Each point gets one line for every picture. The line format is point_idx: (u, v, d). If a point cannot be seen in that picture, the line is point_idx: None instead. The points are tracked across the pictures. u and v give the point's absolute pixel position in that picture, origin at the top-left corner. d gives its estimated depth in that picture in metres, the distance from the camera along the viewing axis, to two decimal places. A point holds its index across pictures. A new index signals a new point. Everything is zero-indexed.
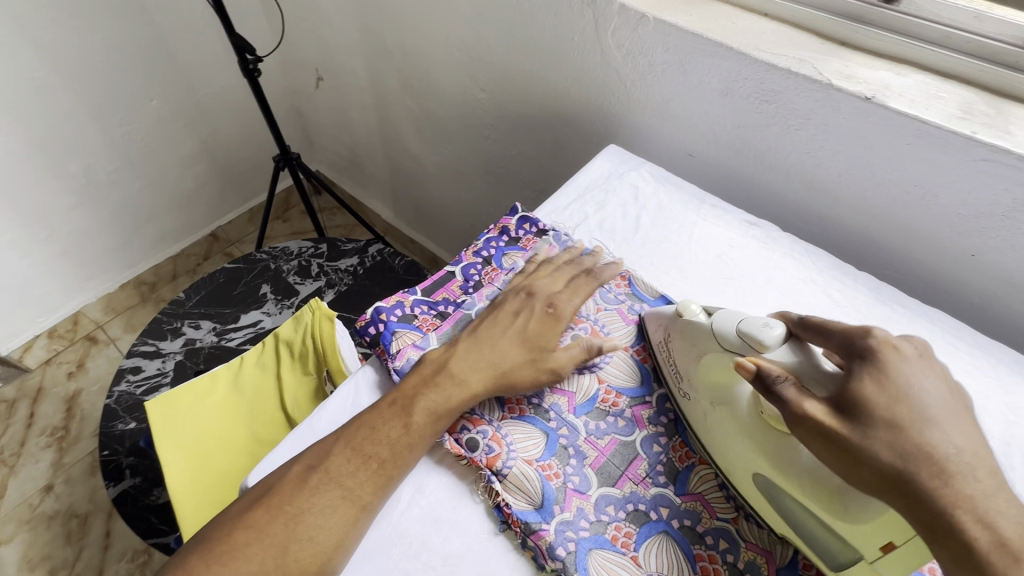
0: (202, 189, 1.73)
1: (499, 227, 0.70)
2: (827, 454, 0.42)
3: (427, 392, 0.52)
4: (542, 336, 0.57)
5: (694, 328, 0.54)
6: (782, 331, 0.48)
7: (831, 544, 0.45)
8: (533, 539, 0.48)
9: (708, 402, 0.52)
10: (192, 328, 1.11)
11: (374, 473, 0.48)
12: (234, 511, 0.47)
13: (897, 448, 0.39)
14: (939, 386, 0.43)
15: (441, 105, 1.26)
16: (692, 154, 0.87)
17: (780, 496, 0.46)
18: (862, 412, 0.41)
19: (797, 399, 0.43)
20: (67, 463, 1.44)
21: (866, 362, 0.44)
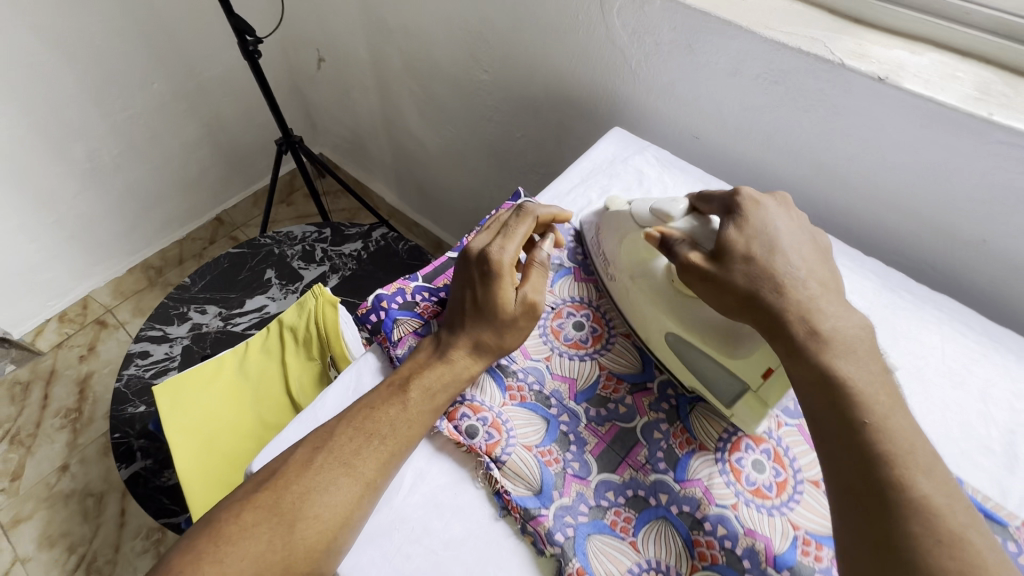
0: (206, 173, 1.73)
1: (500, 213, 0.69)
2: (706, 293, 0.51)
3: (422, 372, 0.53)
4: (491, 296, 0.54)
5: (619, 216, 0.62)
6: (685, 203, 0.57)
7: (719, 379, 0.53)
8: (531, 525, 0.48)
9: (628, 277, 0.60)
10: (198, 313, 1.12)
11: (378, 449, 0.49)
12: (240, 492, 0.47)
13: (752, 274, 0.49)
14: (791, 223, 0.53)
15: (444, 87, 1.24)
16: (698, 137, 0.85)
17: (682, 347, 0.55)
18: (729, 254, 0.50)
19: (684, 253, 0.53)
20: (81, 444, 1.47)
21: (737, 212, 0.53)
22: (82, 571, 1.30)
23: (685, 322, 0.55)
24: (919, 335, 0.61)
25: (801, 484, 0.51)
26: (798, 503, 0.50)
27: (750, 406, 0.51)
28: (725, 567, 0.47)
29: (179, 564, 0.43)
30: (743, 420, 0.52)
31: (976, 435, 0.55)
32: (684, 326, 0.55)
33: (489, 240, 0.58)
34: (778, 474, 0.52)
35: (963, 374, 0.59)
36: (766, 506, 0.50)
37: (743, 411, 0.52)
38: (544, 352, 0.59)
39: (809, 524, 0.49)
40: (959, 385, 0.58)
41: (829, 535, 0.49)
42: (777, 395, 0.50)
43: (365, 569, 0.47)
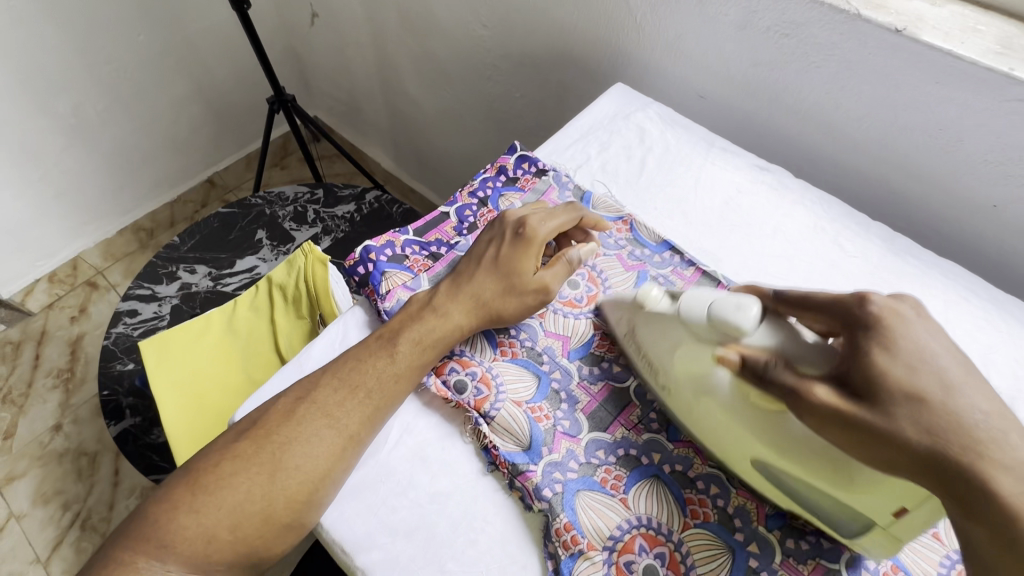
0: (196, 133, 1.68)
1: (495, 166, 0.67)
2: (844, 442, 0.39)
3: (411, 324, 0.51)
4: (515, 260, 0.54)
5: (662, 318, 0.49)
6: (758, 308, 0.44)
7: (842, 515, 0.43)
8: (520, 480, 0.47)
9: (690, 393, 0.47)
10: (187, 273, 1.10)
11: (361, 402, 0.48)
12: (221, 441, 0.47)
13: (922, 423, 0.38)
14: (946, 346, 0.41)
15: (441, 44, 1.19)
16: (704, 96, 0.82)
17: (785, 475, 0.44)
18: (869, 392, 0.39)
19: (795, 383, 0.41)
20: (74, 403, 1.46)
21: (867, 330, 0.42)
22: (77, 527, 1.31)
23: (793, 455, 0.42)
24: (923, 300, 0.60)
25: None
26: None
27: (881, 543, 0.43)
28: (715, 526, 0.47)
29: (163, 512, 0.44)
30: (868, 548, 0.44)
31: None
32: (784, 455, 0.43)
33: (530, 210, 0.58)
34: None
35: (966, 340, 0.57)
36: None
37: (869, 543, 0.44)
38: (537, 309, 0.57)
39: None
40: (961, 352, 0.57)
41: None
42: (912, 534, 0.41)
43: (349, 521, 0.46)
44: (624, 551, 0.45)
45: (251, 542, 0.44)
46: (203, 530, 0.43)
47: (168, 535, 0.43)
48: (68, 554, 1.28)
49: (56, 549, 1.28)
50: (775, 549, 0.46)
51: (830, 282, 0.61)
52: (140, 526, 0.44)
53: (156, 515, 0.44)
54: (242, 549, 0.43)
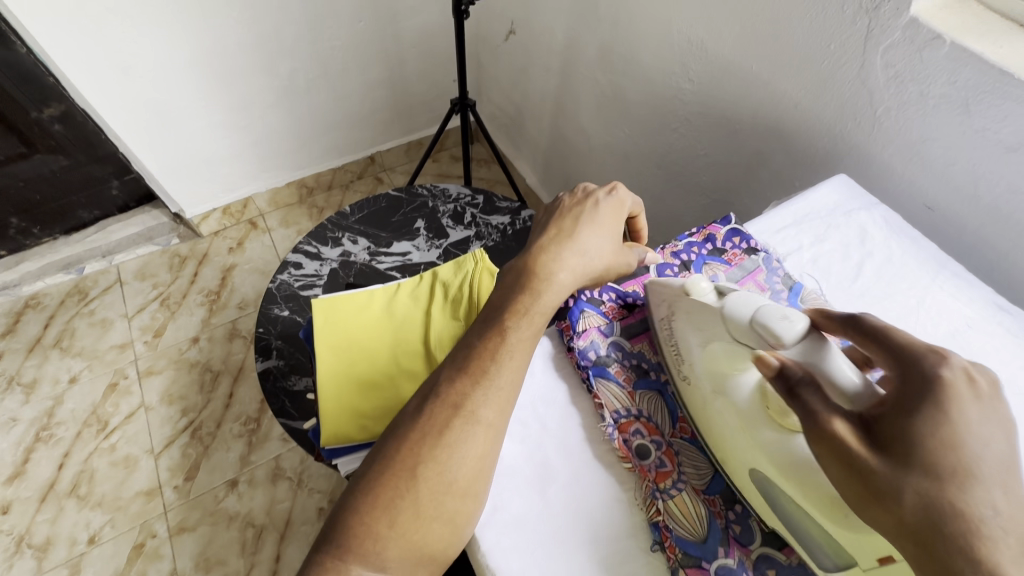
0: (375, 114, 1.83)
1: (704, 233, 0.66)
2: (846, 484, 0.38)
3: (523, 301, 0.52)
4: (614, 223, 0.58)
5: (703, 310, 0.50)
6: (805, 325, 0.44)
7: (825, 546, 0.42)
8: (687, 572, 0.45)
9: (710, 389, 0.49)
10: (350, 243, 1.19)
11: (484, 388, 0.48)
12: (373, 447, 0.48)
13: (929, 498, 0.34)
14: (1005, 432, 0.36)
15: (635, 86, 1.20)
16: (931, 207, 0.75)
17: (777, 492, 0.44)
18: (897, 450, 0.36)
19: (824, 411, 0.39)
20: (213, 323, 1.63)
21: (930, 389, 0.37)
22: (188, 434, 1.45)
23: (797, 476, 0.42)
24: None
25: None
26: None
27: None
28: None
29: (334, 516, 0.45)
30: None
31: None
32: (787, 478, 0.42)
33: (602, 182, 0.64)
34: None
35: None
36: None
37: None
38: None
39: None
40: None
41: None
42: None
43: (508, 555, 0.46)
44: None
45: (412, 538, 0.43)
46: (367, 529, 0.43)
47: (346, 541, 0.43)
48: (175, 455, 1.42)
49: (168, 447, 1.43)
50: None
51: None
52: (318, 534, 0.45)
53: (330, 522, 0.45)
54: (406, 545, 0.43)
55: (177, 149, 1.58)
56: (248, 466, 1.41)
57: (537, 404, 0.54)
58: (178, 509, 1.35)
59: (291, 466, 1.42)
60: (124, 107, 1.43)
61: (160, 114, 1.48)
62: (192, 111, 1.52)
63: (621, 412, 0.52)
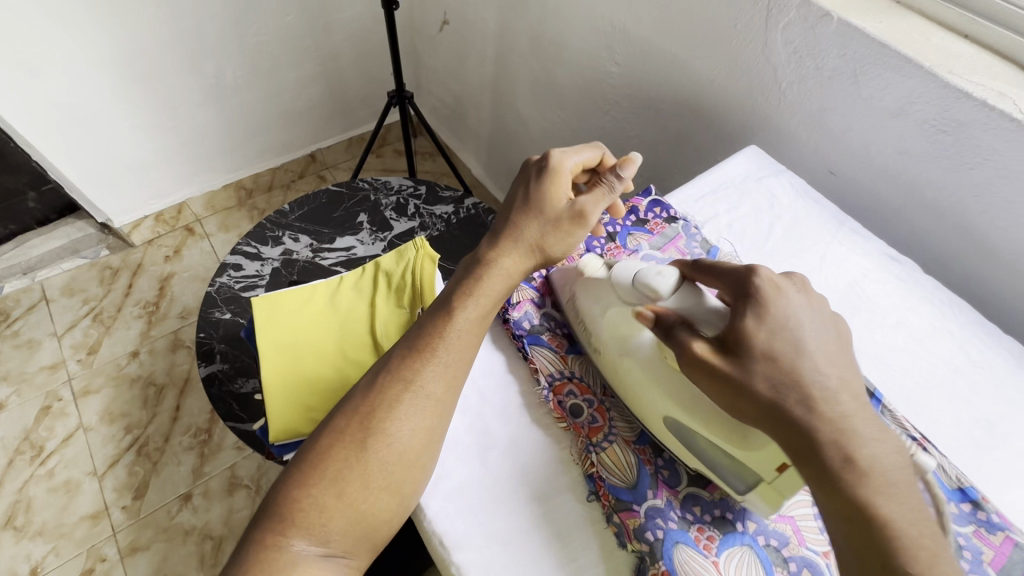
0: (311, 110, 1.78)
1: (628, 205, 0.69)
2: (718, 392, 0.44)
3: (467, 286, 0.54)
4: (547, 197, 0.57)
5: (599, 284, 0.55)
6: (675, 277, 0.49)
7: (732, 468, 0.47)
8: (619, 517, 0.48)
9: (615, 353, 0.52)
10: (291, 240, 1.17)
11: (433, 365, 0.50)
12: (321, 426, 0.49)
13: (773, 379, 0.42)
14: (818, 316, 0.45)
15: (566, 71, 1.24)
16: (834, 172, 0.81)
17: (687, 430, 0.48)
18: (745, 349, 0.43)
19: (689, 340, 0.45)
20: (153, 335, 1.56)
21: (750, 299, 0.45)
22: (134, 452, 1.39)
23: (693, 407, 0.47)
24: None
25: None
26: None
27: (765, 495, 0.45)
28: None
29: (278, 492, 0.46)
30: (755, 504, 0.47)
31: None
32: (691, 415, 0.47)
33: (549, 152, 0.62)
34: None
35: None
36: None
37: (756, 496, 0.46)
38: None
39: None
40: None
41: None
42: (794, 488, 0.44)
43: (453, 518, 0.48)
44: None
45: (361, 508, 0.45)
46: (315, 502, 0.44)
47: (291, 512, 0.44)
48: (121, 475, 1.36)
49: (112, 467, 1.37)
50: None
51: (951, 387, 0.59)
52: (261, 508, 0.46)
53: (274, 497, 0.45)
54: (354, 514, 0.44)
55: (97, 153, 1.50)
56: (202, 478, 1.36)
57: (476, 376, 0.56)
58: (129, 529, 1.29)
59: (247, 474, 1.38)
60: (33, 113, 1.34)
61: (76, 118, 1.40)
62: (111, 114, 1.44)
63: (554, 375, 0.55)
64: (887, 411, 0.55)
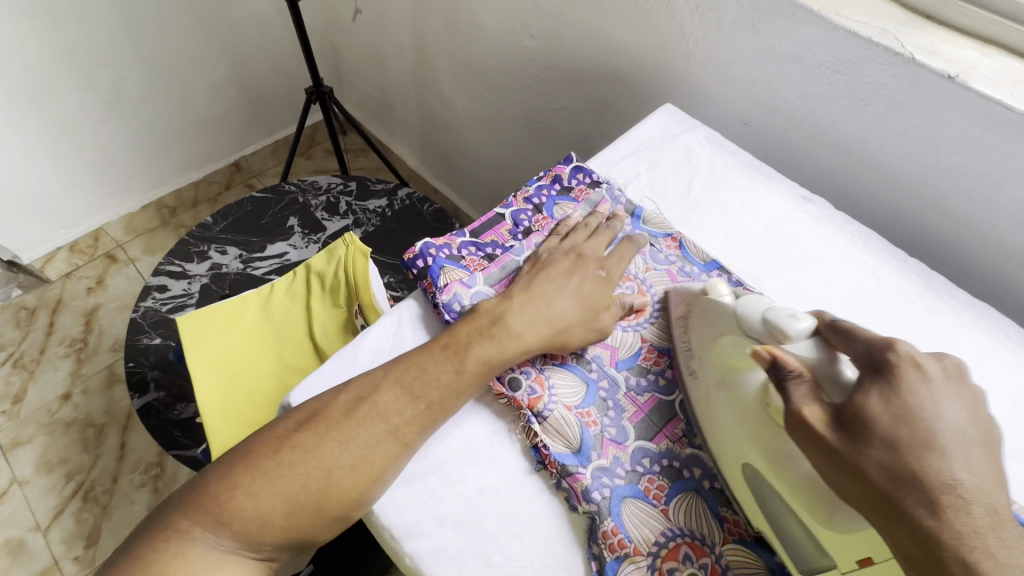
0: (228, 116, 1.68)
1: (551, 174, 0.69)
2: (823, 467, 0.40)
3: (481, 343, 0.51)
4: (596, 298, 0.56)
5: (720, 312, 0.51)
6: (812, 325, 0.45)
7: (809, 551, 0.43)
8: (568, 481, 0.47)
9: (714, 381, 0.49)
10: (218, 253, 1.11)
11: (423, 414, 0.48)
12: (283, 427, 0.47)
13: (891, 468, 0.38)
14: (965, 415, 0.40)
15: (485, 50, 1.22)
16: (747, 122, 0.84)
17: (763, 483, 0.45)
18: (861, 424, 0.40)
19: (797, 399, 0.42)
20: (85, 374, 1.46)
21: (884, 375, 0.41)
22: (79, 498, 1.30)
23: (778, 475, 0.43)
24: (957, 337, 0.61)
25: None
26: None
27: None
28: (753, 544, 0.47)
29: (217, 483, 0.45)
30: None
31: (1005, 439, 0.55)
32: (774, 476, 0.43)
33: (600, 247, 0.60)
34: None
35: (998, 380, 0.59)
36: None
37: None
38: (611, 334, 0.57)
39: None
40: (992, 389, 0.58)
41: None
42: None
43: (400, 507, 0.47)
44: (667, 559, 0.45)
45: (303, 529, 0.44)
46: (260, 514, 0.43)
47: (228, 514, 0.43)
48: (68, 525, 1.27)
49: (56, 518, 1.28)
50: None
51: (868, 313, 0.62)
52: (190, 490, 0.45)
53: (216, 490, 0.44)
54: (292, 538, 0.44)
55: None
56: None
57: None
58: None
59: None
60: None
61: None
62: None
63: None
64: None
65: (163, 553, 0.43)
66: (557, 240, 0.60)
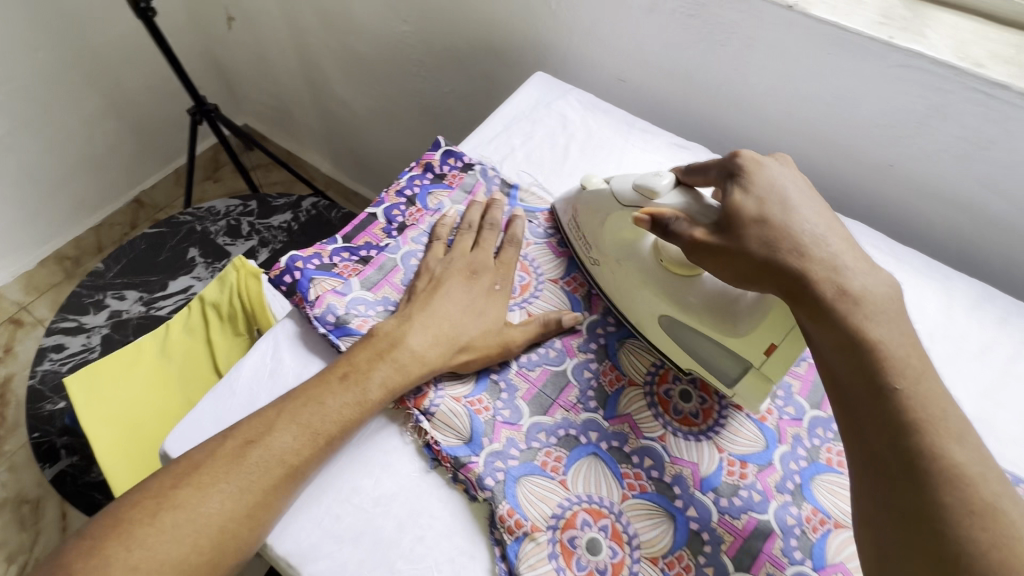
0: (115, 151, 1.56)
1: (421, 163, 0.67)
2: (728, 268, 0.45)
3: (382, 369, 0.48)
4: (491, 311, 0.54)
5: (598, 198, 0.57)
6: (672, 179, 0.51)
7: (723, 360, 0.50)
8: (462, 473, 0.47)
9: (616, 259, 0.56)
10: (116, 299, 1.04)
11: (324, 450, 0.46)
12: (159, 484, 0.43)
13: (767, 240, 0.43)
14: (798, 186, 0.46)
15: (364, 41, 1.17)
16: (623, 79, 0.83)
17: (682, 327, 0.52)
18: (737, 222, 0.45)
19: (686, 228, 0.46)
20: (9, 450, 1.37)
21: (736, 177, 0.47)
22: None
23: (688, 303, 0.50)
24: None
25: (725, 410, 0.52)
26: (723, 427, 0.51)
27: (754, 385, 0.49)
28: (654, 495, 0.48)
29: (81, 558, 0.40)
30: (745, 398, 0.50)
31: None
32: (686, 309, 0.50)
33: (487, 251, 0.58)
34: (704, 402, 0.53)
35: None
36: (693, 433, 0.51)
37: (745, 390, 0.49)
38: None
39: (732, 445, 0.50)
40: None
41: (750, 454, 0.50)
42: (779, 371, 0.48)
43: (296, 533, 0.46)
44: (567, 527, 0.45)
45: None
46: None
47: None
48: None
49: None
50: (712, 510, 0.47)
51: None
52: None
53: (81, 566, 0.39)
54: None
55: None
56: None
57: (293, 383, 0.52)
58: None
59: None
60: None
61: None
62: None
63: None
64: None
65: None
66: (443, 249, 0.58)
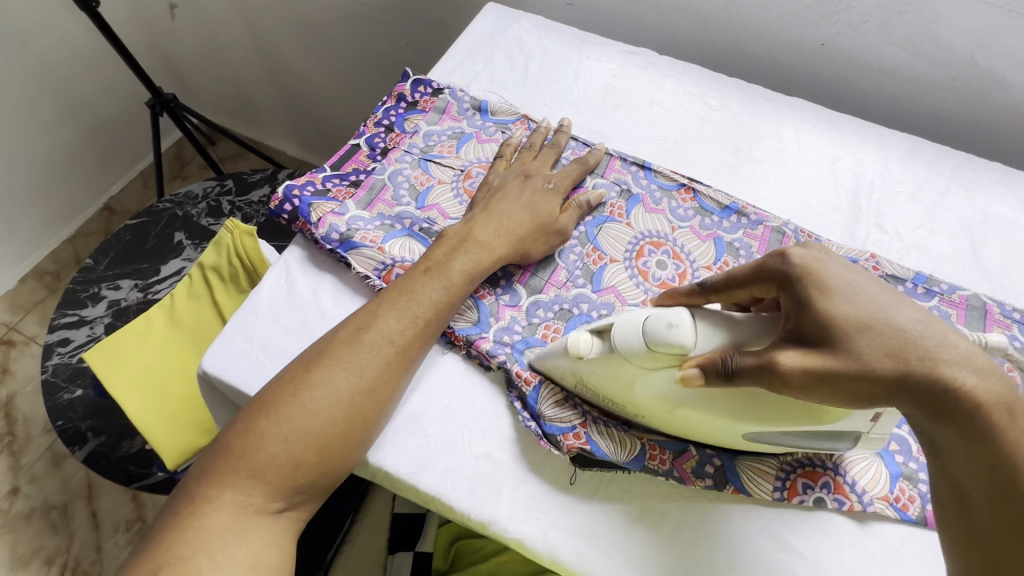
0: (77, 159, 1.53)
1: (393, 95, 0.70)
2: (854, 386, 0.38)
3: (461, 257, 0.54)
4: (547, 205, 0.58)
5: (603, 365, 0.46)
6: (686, 317, 0.42)
7: (827, 443, 0.46)
8: (474, 348, 0.53)
9: (664, 410, 0.46)
10: (111, 290, 1.06)
11: (423, 332, 0.51)
12: (292, 370, 0.48)
13: (889, 351, 0.37)
14: (858, 272, 0.41)
15: (313, 7, 1.18)
16: (570, 3, 0.87)
17: (773, 434, 0.45)
18: (840, 332, 0.38)
19: (765, 358, 0.39)
20: (27, 463, 1.33)
21: (792, 283, 0.41)
22: None
23: (767, 419, 0.43)
24: (778, 132, 0.70)
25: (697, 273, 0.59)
26: None
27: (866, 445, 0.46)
28: None
29: (236, 438, 0.45)
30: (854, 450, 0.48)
31: (829, 201, 0.65)
32: (769, 424, 0.43)
33: (533, 159, 0.63)
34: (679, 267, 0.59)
35: (815, 155, 0.68)
36: None
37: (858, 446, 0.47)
38: (461, 211, 0.61)
39: None
40: (813, 165, 0.68)
41: None
42: (888, 426, 0.44)
43: None
44: None
45: (332, 459, 0.46)
46: (292, 457, 0.45)
47: (249, 462, 0.44)
48: None
49: None
50: None
51: (703, 133, 0.70)
52: (207, 458, 0.46)
53: (235, 443, 0.45)
54: (324, 470, 0.46)
55: None
56: None
57: (312, 296, 0.57)
58: None
59: None
60: None
61: None
62: None
63: (380, 265, 0.57)
64: (658, 173, 0.65)
65: (189, 519, 0.43)
66: (504, 165, 0.63)
